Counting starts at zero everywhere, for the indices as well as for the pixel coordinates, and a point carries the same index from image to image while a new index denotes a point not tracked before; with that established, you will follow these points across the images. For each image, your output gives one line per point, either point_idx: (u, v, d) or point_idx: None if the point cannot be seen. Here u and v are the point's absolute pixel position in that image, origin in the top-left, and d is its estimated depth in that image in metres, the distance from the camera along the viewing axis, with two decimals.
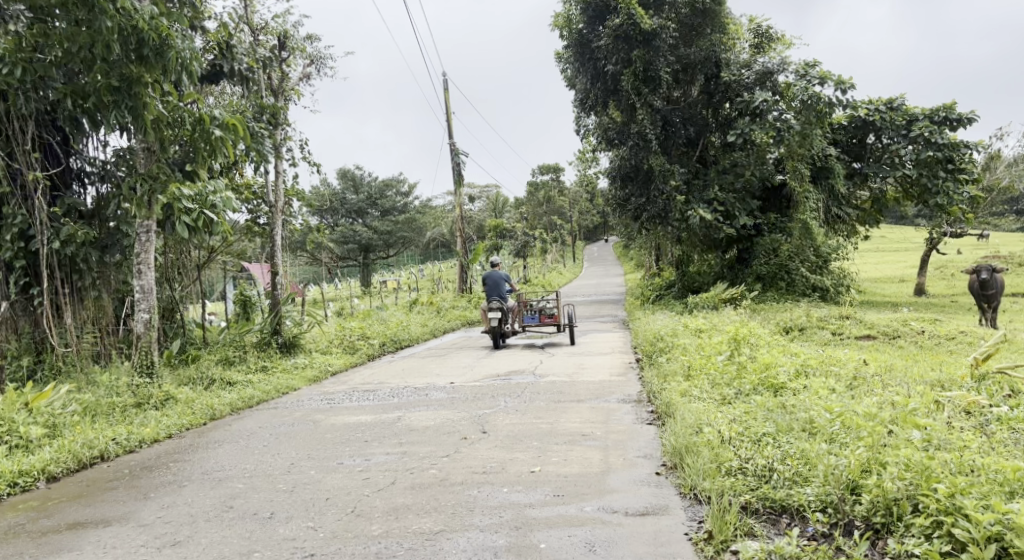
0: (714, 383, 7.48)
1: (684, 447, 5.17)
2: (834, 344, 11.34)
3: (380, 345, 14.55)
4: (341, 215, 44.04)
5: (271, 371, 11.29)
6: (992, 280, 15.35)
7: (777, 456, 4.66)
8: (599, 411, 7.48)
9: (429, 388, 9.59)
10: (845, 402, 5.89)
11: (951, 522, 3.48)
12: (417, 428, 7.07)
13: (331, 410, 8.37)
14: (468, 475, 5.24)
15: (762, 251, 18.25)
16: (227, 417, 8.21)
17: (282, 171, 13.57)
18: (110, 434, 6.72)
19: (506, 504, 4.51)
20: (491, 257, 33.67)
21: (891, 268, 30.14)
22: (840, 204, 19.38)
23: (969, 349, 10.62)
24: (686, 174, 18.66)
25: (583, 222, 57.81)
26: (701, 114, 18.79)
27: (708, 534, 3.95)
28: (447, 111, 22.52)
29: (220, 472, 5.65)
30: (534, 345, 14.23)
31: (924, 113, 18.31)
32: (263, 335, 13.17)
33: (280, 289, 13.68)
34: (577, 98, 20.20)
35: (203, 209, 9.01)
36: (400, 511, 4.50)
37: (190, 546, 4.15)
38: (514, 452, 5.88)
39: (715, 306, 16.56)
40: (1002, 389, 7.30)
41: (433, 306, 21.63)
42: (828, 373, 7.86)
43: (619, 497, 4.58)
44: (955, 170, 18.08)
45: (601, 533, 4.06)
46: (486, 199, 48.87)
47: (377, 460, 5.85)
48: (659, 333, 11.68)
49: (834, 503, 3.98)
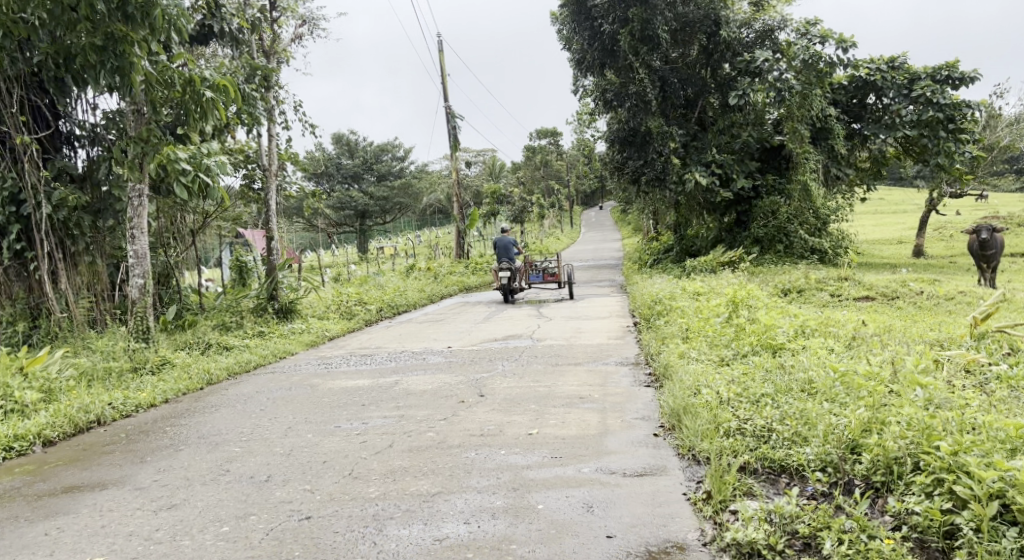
0: (712, 344, 7.46)
1: (682, 408, 5.15)
2: (833, 305, 11.32)
3: (377, 310, 14.53)
4: (336, 181, 43.74)
5: (268, 336, 11.27)
6: (992, 240, 15.29)
7: (775, 416, 4.65)
8: (597, 374, 7.46)
9: (426, 352, 9.58)
10: (845, 362, 5.88)
11: (953, 480, 3.43)
12: (415, 391, 7.05)
13: (328, 375, 8.35)
14: (466, 438, 5.21)
15: (761, 214, 18.12)
16: (224, 382, 8.18)
17: (275, 134, 13.45)
18: (106, 399, 6.69)
19: (504, 466, 4.48)
20: (489, 222, 33.59)
21: (888, 230, 30.11)
22: (839, 165, 19.25)
23: (968, 309, 10.61)
24: (684, 136, 18.50)
25: (580, 187, 57.57)
26: (700, 75, 18.56)
27: (707, 494, 3.91)
28: (443, 73, 22.25)
29: (216, 435, 5.62)
30: (532, 309, 14.21)
31: (925, 72, 18.10)
32: (260, 301, 13.13)
33: (276, 254, 13.62)
34: (573, 60, 19.94)
35: (198, 173, 8.93)
36: (398, 474, 4.47)
37: (186, 509, 4.11)
38: (512, 415, 5.86)
39: (713, 269, 16.50)
40: (1000, 348, 7.32)
41: (430, 271, 21.61)
42: (827, 333, 7.84)
43: (617, 458, 4.56)
44: (956, 130, 17.93)
45: (600, 494, 4.03)
46: (484, 164, 48.56)
47: (375, 423, 5.83)
48: (658, 296, 11.65)
49: (834, 463, 3.95)
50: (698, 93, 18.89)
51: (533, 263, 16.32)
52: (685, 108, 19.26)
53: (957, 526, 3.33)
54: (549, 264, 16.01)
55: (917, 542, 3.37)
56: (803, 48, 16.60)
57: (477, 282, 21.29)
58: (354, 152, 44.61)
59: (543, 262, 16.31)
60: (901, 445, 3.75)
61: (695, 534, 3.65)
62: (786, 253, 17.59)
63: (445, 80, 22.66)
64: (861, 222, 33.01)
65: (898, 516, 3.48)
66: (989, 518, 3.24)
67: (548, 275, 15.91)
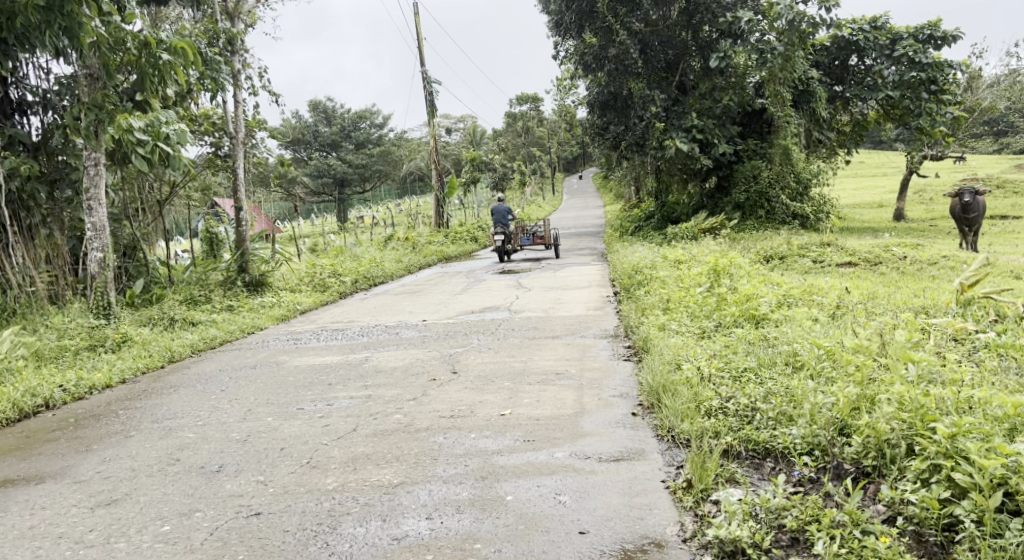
0: (693, 315, 7.21)
1: (662, 385, 4.90)
2: (815, 272, 11.14)
3: (353, 282, 14.20)
4: (314, 149, 43.07)
5: (237, 310, 10.91)
6: (974, 204, 15.11)
7: (759, 393, 4.42)
8: (574, 348, 7.20)
9: (400, 326, 9.27)
10: (830, 333, 5.65)
11: (952, 466, 3.20)
12: (384, 369, 6.76)
13: (296, 351, 8.04)
14: (435, 420, 4.94)
15: (742, 178, 17.82)
16: (186, 359, 7.86)
17: (242, 100, 13.00)
18: (57, 381, 6.36)
19: (473, 452, 4.22)
20: (469, 190, 33.19)
21: (869, 194, 29.99)
22: (821, 128, 18.99)
23: (951, 273, 10.47)
24: (665, 100, 18.11)
25: (562, 153, 57.08)
26: (680, 37, 18.20)
27: (687, 482, 3.68)
28: (419, 37, 21.69)
29: (170, 420, 5.31)
30: (511, 279, 13.90)
31: (909, 32, 17.81)
32: (229, 275, 12.75)
33: (246, 225, 13.21)
34: (551, 22, 19.41)
35: (156, 142, 8.47)
36: (359, 462, 4.20)
37: (126, 505, 3.83)
38: (484, 394, 5.59)
39: (695, 236, 16.26)
40: (987, 314, 7.12)
41: (409, 240, 21.26)
42: (811, 302, 7.62)
43: (592, 441, 4.31)
44: (938, 92, 17.73)
45: (572, 482, 3.78)
46: (464, 130, 47.96)
47: (339, 404, 5.53)
48: (639, 265, 11.37)
49: (822, 446, 3.72)
50: (678, 55, 18.53)
51: (525, 226, 18.00)
52: (665, 71, 18.87)
53: (957, 518, 3.12)
54: (538, 228, 17.55)
55: (913, 535, 3.15)
56: (788, 8, 15.97)
57: (456, 251, 20.97)
58: (331, 119, 43.86)
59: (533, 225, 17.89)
60: (893, 426, 3.52)
61: (675, 528, 3.41)
62: (768, 218, 17.42)
63: (421, 44, 22.07)
64: (842, 186, 32.88)
65: (892, 506, 3.26)
66: (991, 509, 3.02)
67: (537, 238, 17.65)
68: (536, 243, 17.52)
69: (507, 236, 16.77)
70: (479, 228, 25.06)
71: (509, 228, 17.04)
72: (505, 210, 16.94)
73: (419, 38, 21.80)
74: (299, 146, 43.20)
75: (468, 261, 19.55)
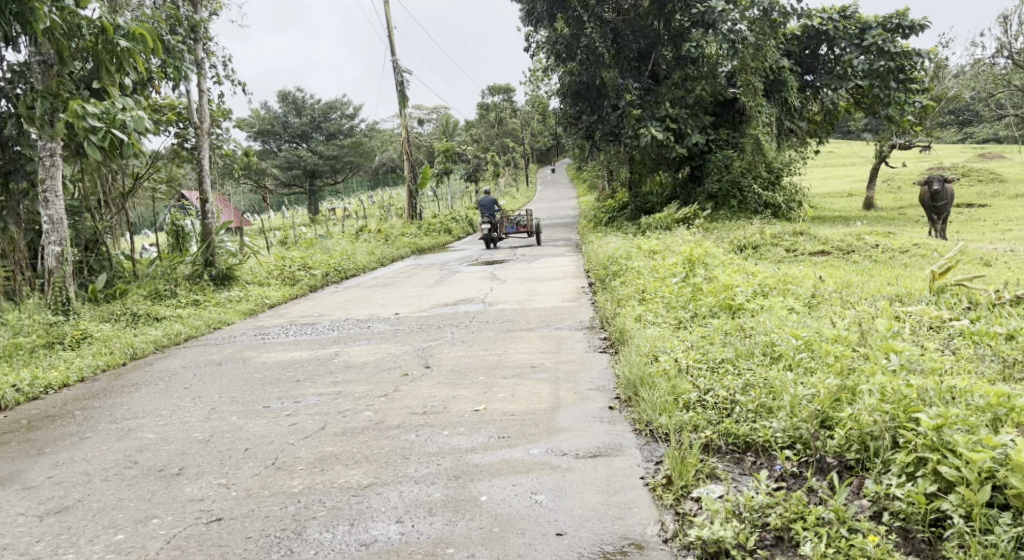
0: (669, 306, 7.12)
1: (639, 379, 4.78)
2: (788, 261, 11.12)
3: (323, 275, 13.97)
4: (284, 141, 42.54)
5: (203, 305, 10.65)
6: (943, 191, 15.19)
7: (738, 384, 4.33)
8: (550, 340, 7.08)
9: (371, 319, 9.09)
10: (807, 324, 5.58)
11: (938, 460, 3.13)
12: (355, 364, 6.58)
13: (264, 346, 7.84)
14: (407, 417, 4.79)
15: (714, 167, 17.69)
16: (149, 356, 7.64)
17: (206, 89, 12.69)
18: (11, 381, 6.12)
19: (445, 450, 4.07)
20: (442, 181, 32.95)
21: (840, 183, 30.23)
22: (792, 118, 19.03)
23: (923, 262, 10.49)
24: (638, 89, 18.03)
25: (535, 144, 56.91)
26: (652, 27, 18.07)
27: (667, 479, 3.58)
28: (389, 26, 21.41)
29: (129, 420, 5.11)
30: (485, 271, 13.76)
31: (877, 21, 17.89)
32: (196, 268, 12.47)
33: (212, 218, 12.92)
34: (522, 11, 19.19)
35: (110, 129, 8.15)
36: (326, 462, 4.04)
37: (78, 513, 3.65)
38: (458, 389, 5.44)
39: (668, 226, 16.22)
40: (961, 299, 7.10)
41: (381, 233, 21.02)
42: (787, 292, 7.56)
43: (570, 436, 4.18)
44: (907, 80, 17.86)
45: (549, 480, 3.66)
46: (436, 121, 47.63)
47: (307, 402, 5.36)
48: (613, 255, 11.28)
49: (804, 439, 3.64)
50: (650, 45, 18.46)
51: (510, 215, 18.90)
52: (637, 61, 18.80)
53: (944, 513, 3.05)
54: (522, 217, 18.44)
55: (900, 532, 3.08)
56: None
57: (429, 243, 20.77)
58: (301, 110, 43.31)
59: (517, 215, 18.75)
60: (877, 417, 3.44)
61: (655, 528, 3.30)
62: (741, 208, 17.43)
63: (391, 33, 21.77)
64: (813, 176, 33.11)
65: (877, 501, 3.19)
66: (981, 503, 2.95)
67: (522, 227, 18.55)
68: (520, 231, 18.43)
69: (494, 225, 17.69)
70: (452, 220, 24.87)
71: (495, 217, 18.02)
72: (491, 200, 17.92)
73: (389, 27, 21.50)
74: (268, 137, 42.63)
75: (441, 253, 19.36)
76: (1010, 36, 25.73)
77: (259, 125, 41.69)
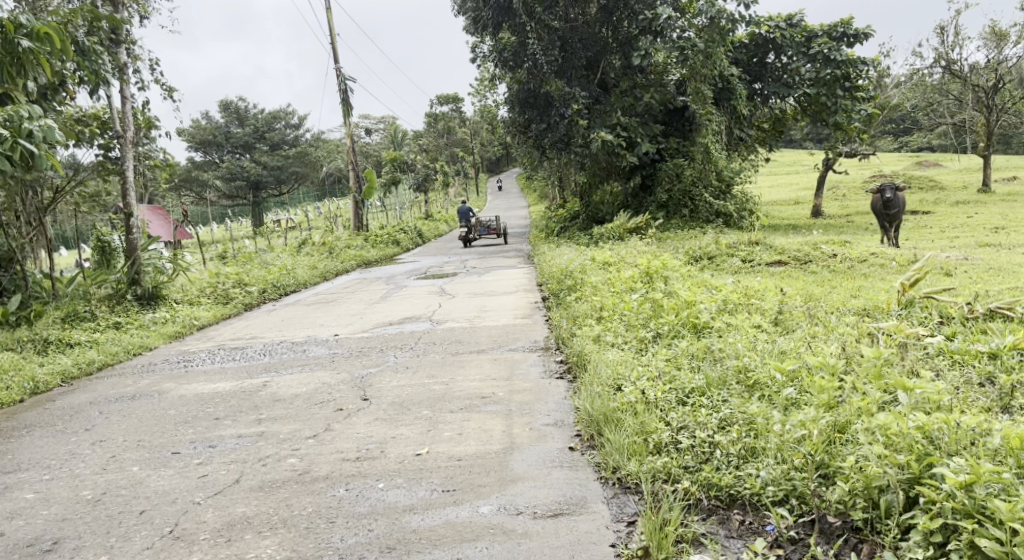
0: (629, 325, 6.62)
1: (602, 415, 4.25)
2: (745, 273, 10.79)
3: (260, 292, 13.19)
4: (226, 152, 41.43)
5: (124, 329, 9.83)
6: (895, 200, 15.06)
7: (715, 419, 3.87)
8: (501, 364, 6.50)
9: (308, 343, 8.40)
10: (780, 345, 5.16)
11: (974, 531, 2.78)
12: (284, 397, 5.93)
13: (185, 376, 7.12)
14: (337, 464, 4.18)
15: (666, 177, 17.45)
16: (53, 390, 6.86)
17: (130, 96, 11.93)
18: None
19: (378, 510, 3.53)
20: (388, 192, 32.20)
21: (787, 191, 30.38)
22: (741, 126, 18.88)
23: (883, 271, 10.21)
24: (587, 98, 17.65)
25: (485, 154, 56.46)
26: (600, 34, 17.69)
27: (643, 548, 3.16)
28: (331, 33, 20.77)
29: (10, 474, 4.38)
30: (433, 285, 13.18)
31: (823, 29, 17.98)
32: (119, 288, 11.60)
33: (138, 233, 12.07)
34: (468, 20, 18.71)
35: (16, 139, 7.35)
36: (235, 529, 3.48)
37: None
38: (397, 427, 4.82)
39: (620, 236, 15.79)
40: (931, 313, 6.73)
41: (325, 245, 20.25)
42: (751, 307, 7.14)
43: (526, 487, 3.65)
44: (852, 88, 17.94)
45: (500, 550, 3.21)
46: (384, 131, 46.87)
47: (224, 445, 4.70)
48: (567, 268, 10.77)
49: (799, 492, 3.24)
50: (598, 52, 18.05)
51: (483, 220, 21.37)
52: (586, 69, 18.41)
53: None
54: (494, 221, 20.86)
55: None
56: (709, 6, 16.02)
57: (376, 256, 20.06)
58: (243, 120, 42.11)
59: (488, 218, 21.24)
60: (888, 469, 3.05)
61: None
62: (691, 217, 17.16)
63: (334, 40, 21.04)
64: (760, 184, 33.25)
65: None
66: None
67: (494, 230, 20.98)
68: (494, 234, 20.84)
69: (471, 230, 20.08)
70: (400, 231, 24.19)
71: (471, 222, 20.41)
72: (467, 209, 20.27)
73: (332, 34, 20.83)
74: (210, 148, 41.32)
75: (390, 265, 18.65)
76: (948, 46, 26.16)
77: (200, 135, 40.41)
